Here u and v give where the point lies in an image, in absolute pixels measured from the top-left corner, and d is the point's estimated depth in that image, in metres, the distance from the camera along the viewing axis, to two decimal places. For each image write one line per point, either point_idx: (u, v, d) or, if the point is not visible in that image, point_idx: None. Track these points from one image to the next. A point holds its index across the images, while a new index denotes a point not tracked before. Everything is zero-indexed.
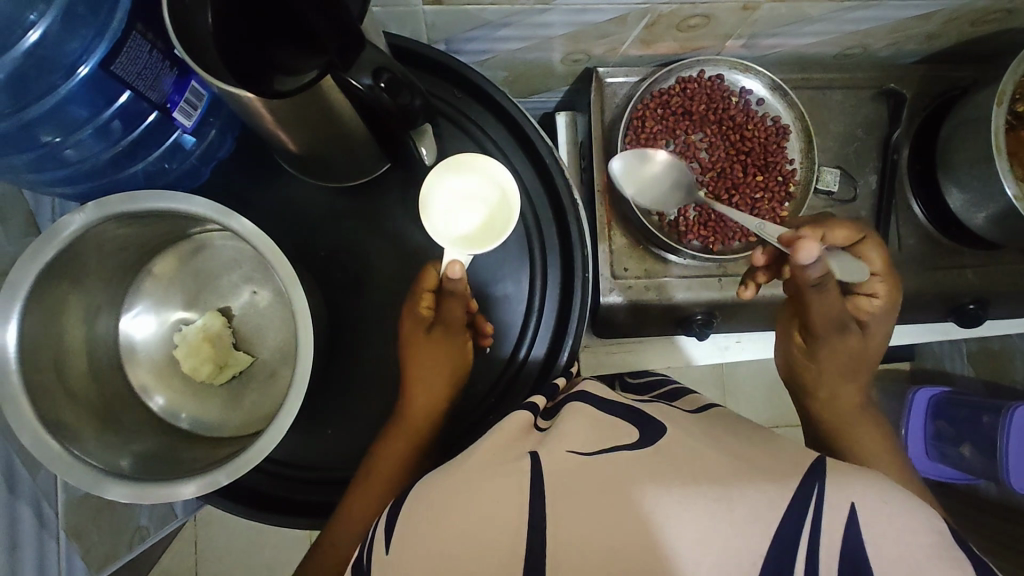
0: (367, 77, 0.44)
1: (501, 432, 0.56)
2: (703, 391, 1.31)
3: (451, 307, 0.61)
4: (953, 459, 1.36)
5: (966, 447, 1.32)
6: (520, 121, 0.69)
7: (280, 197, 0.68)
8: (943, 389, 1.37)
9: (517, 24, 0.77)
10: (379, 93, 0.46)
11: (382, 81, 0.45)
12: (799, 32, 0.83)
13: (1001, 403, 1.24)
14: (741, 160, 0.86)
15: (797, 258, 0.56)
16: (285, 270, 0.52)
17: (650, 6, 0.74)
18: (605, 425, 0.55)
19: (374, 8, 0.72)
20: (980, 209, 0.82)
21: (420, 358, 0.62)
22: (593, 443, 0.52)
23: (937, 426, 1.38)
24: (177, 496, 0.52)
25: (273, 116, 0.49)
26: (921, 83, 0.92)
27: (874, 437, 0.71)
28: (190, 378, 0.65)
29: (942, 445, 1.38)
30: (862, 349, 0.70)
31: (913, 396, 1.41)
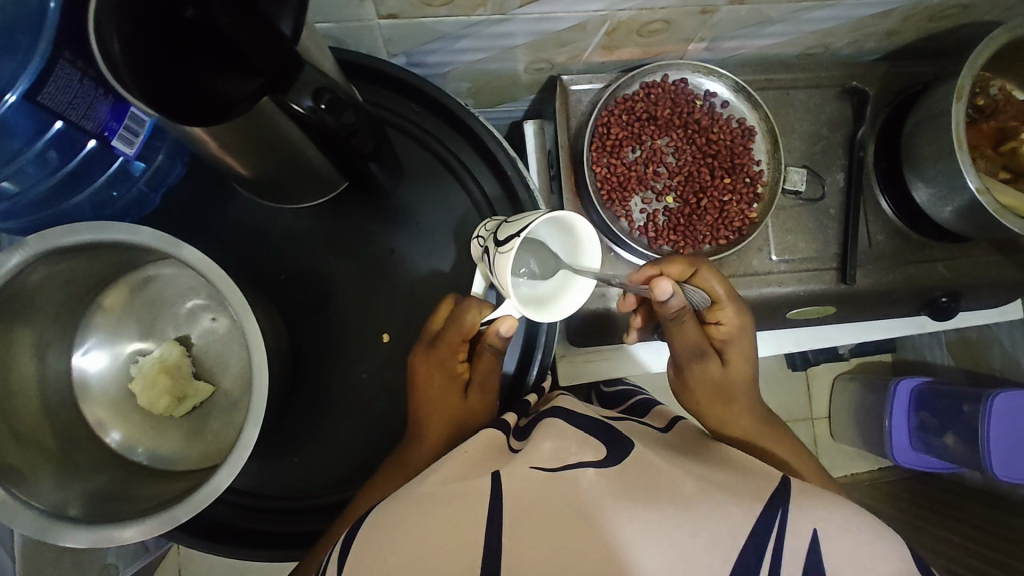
0: (307, 100, 0.44)
1: (469, 450, 0.55)
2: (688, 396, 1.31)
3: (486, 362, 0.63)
4: (936, 450, 1.35)
5: (950, 437, 1.31)
6: (478, 133, 0.67)
7: (238, 220, 0.66)
8: (923, 380, 1.38)
9: (477, 35, 0.77)
10: (322, 115, 0.45)
11: (323, 102, 0.45)
12: (759, 34, 0.84)
13: (982, 393, 1.25)
14: (708, 163, 0.85)
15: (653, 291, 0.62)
16: (237, 297, 0.50)
17: (609, 12, 0.74)
18: (575, 440, 0.55)
19: (332, 24, 0.71)
20: (947, 203, 0.82)
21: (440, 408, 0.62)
22: (561, 457, 0.52)
23: (921, 418, 1.36)
24: (126, 539, 0.51)
25: (216, 139, 0.48)
26: (885, 78, 0.92)
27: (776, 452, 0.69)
28: (147, 411, 0.63)
29: (925, 436, 1.36)
30: (725, 374, 0.72)
31: (894, 388, 1.39)
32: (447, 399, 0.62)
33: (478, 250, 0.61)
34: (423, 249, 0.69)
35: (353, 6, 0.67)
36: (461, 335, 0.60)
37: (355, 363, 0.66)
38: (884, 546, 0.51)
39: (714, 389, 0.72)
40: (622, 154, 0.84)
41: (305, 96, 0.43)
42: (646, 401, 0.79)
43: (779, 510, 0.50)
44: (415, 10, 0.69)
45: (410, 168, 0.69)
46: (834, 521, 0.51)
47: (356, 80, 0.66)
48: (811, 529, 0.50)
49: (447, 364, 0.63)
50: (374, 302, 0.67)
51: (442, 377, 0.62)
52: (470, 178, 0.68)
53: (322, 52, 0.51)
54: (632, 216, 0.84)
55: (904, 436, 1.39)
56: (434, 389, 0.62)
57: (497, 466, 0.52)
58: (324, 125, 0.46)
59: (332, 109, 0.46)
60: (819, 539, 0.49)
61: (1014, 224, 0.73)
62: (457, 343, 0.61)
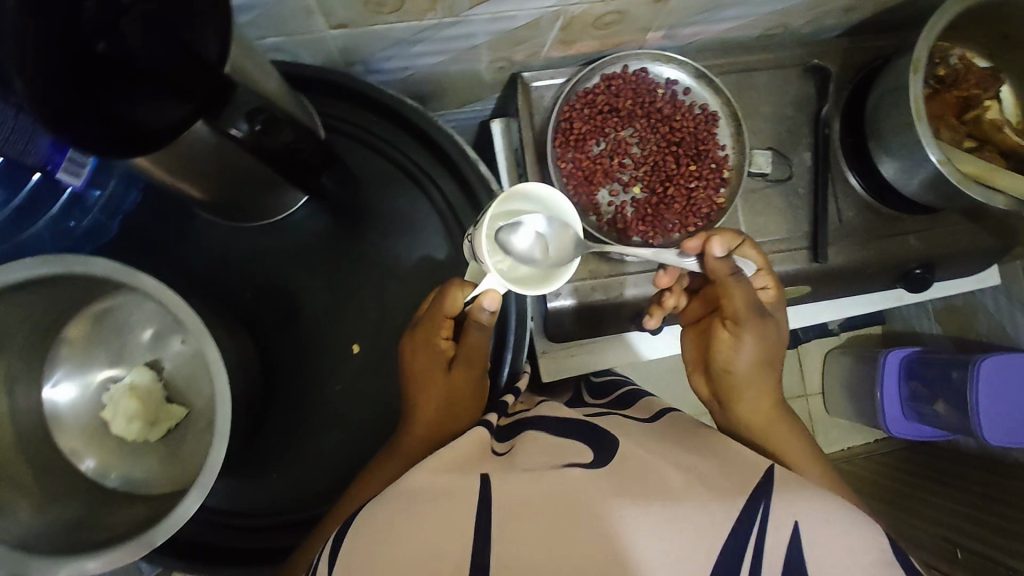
0: (240, 124, 0.48)
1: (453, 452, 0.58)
2: None
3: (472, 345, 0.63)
4: (928, 418, 1.34)
5: (939, 405, 1.31)
6: (434, 137, 0.66)
7: (199, 241, 0.66)
8: (914, 351, 1.38)
9: (431, 39, 0.77)
10: (259, 135, 0.49)
11: (257, 122, 0.49)
12: (715, 19, 0.84)
13: (968, 358, 1.24)
14: (673, 152, 0.85)
15: (710, 255, 0.67)
16: (195, 320, 0.50)
17: (562, 8, 0.74)
18: (553, 449, 0.59)
19: (283, 38, 0.71)
20: (913, 175, 0.82)
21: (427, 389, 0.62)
22: (548, 460, 0.55)
23: (911, 387, 1.36)
24: (86, 570, 0.51)
25: (160, 165, 0.48)
26: (847, 54, 0.92)
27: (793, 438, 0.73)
28: (120, 437, 0.64)
29: (918, 405, 1.36)
30: (770, 343, 0.75)
31: (884, 358, 1.39)
32: (434, 384, 0.63)
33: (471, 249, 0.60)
34: (389, 258, 0.69)
35: (301, 18, 0.67)
36: (443, 313, 0.61)
37: (328, 376, 0.67)
38: (863, 536, 0.51)
39: (757, 361, 0.74)
40: (586, 149, 0.84)
41: (240, 120, 0.47)
42: (625, 399, 0.80)
43: (760, 505, 0.51)
44: (365, 18, 0.69)
45: (370, 179, 0.69)
46: (808, 508, 0.52)
47: (307, 93, 0.66)
48: (789, 522, 0.50)
49: (433, 345, 0.63)
50: (343, 315, 0.68)
51: (430, 356, 0.63)
52: (430, 184, 0.68)
53: (282, 89, 0.54)
54: (600, 210, 0.84)
55: (896, 406, 1.40)
56: (421, 373, 0.64)
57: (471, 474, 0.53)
58: (261, 146, 0.50)
59: (265, 131, 0.50)
60: (799, 531, 0.50)
61: (978, 194, 0.73)
62: (441, 321, 0.62)
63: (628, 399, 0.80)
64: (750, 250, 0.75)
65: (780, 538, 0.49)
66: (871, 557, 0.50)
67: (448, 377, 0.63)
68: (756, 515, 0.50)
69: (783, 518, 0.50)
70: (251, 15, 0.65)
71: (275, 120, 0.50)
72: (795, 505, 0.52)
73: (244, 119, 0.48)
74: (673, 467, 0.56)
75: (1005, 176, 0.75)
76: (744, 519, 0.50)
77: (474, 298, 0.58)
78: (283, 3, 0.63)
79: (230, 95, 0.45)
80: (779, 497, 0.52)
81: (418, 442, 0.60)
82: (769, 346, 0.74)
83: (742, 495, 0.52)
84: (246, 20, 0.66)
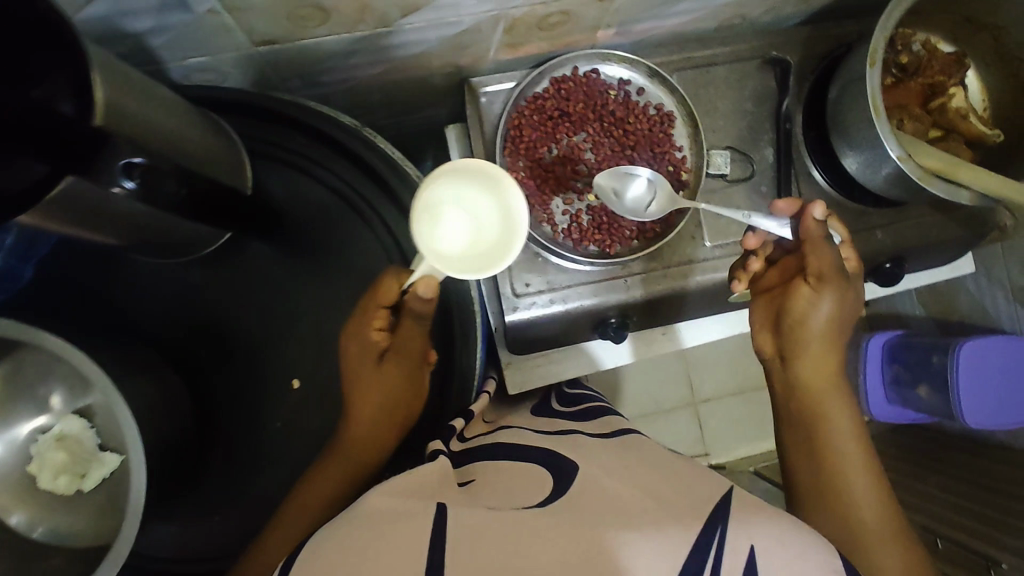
0: (122, 181, 0.46)
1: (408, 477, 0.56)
2: (668, 381, 1.36)
3: (409, 334, 0.59)
4: (912, 403, 1.31)
5: (922, 388, 1.27)
6: (369, 161, 0.63)
7: (128, 280, 0.65)
8: (896, 334, 1.37)
9: (367, 50, 0.73)
10: (140, 189, 0.48)
11: (135, 173, 0.47)
12: (668, 14, 0.80)
13: (950, 341, 1.22)
14: (628, 156, 0.82)
15: (808, 216, 0.70)
16: (99, 376, 0.48)
17: (502, 11, 0.70)
18: (513, 481, 0.59)
19: (203, 57, 0.67)
20: (876, 170, 0.79)
21: (362, 395, 0.59)
22: (511, 499, 0.54)
23: (894, 371, 1.34)
24: None
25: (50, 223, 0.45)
26: (808, 44, 0.89)
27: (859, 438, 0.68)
28: (50, 490, 0.62)
29: (902, 389, 1.33)
30: (847, 317, 0.71)
31: (866, 344, 1.40)
32: (367, 378, 0.59)
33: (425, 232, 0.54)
34: (329, 290, 0.67)
35: (220, 36, 0.63)
36: (376, 302, 0.57)
37: (269, 411, 0.65)
38: (817, 557, 0.49)
39: (833, 332, 0.71)
40: (537, 157, 0.81)
41: (120, 177, 0.46)
42: (585, 417, 0.78)
43: (717, 529, 0.48)
44: (291, 33, 0.65)
45: (304, 208, 0.66)
46: (764, 529, 0.49)
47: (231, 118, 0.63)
48: (744, 545, 0.48)
49: (365, 336, 0.59)
50: (287, 347, 0.66)
51: (359, 348, 0.59)
52: (368, 209, 0.64)
53: (192, 127, 0.51)
54: (555, 221, 0.82)
55: (881, 392, 1.38)
56: (353, 363, 0.60)
57: (411, 503, 0.50)
58: (150, 195, 0.50)
59: (149, 181, 0.48)
60: (755, 555, 0.47)
61: (940, 189, 0.70)
62: (374, 310, 0.58)
63: (588, 417, 0.78)
64: (836, 223, 0.76)
65: (734, 566, 0.47)
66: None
67: (379, 370, 0.59)
68: (706, 539, 0.47)
69: (739, 542, 0.48)
70: (165, 37, 0.61)
71: (161, 171, 0.49)
72: (752, 528, 0.49)
73: (123, 174, 0.46)
74: (622, 489, 0.53)
75: (965, 171, 0.73)
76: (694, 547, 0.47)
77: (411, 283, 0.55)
78: (197, 23, 0.60)
79: (104, 147, 0.44)
80: (736, 520, 0.49)
81: (354, 468, 0.57)
82: (843, 315, 0.70)
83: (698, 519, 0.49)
84: (160, 42, 0.62)
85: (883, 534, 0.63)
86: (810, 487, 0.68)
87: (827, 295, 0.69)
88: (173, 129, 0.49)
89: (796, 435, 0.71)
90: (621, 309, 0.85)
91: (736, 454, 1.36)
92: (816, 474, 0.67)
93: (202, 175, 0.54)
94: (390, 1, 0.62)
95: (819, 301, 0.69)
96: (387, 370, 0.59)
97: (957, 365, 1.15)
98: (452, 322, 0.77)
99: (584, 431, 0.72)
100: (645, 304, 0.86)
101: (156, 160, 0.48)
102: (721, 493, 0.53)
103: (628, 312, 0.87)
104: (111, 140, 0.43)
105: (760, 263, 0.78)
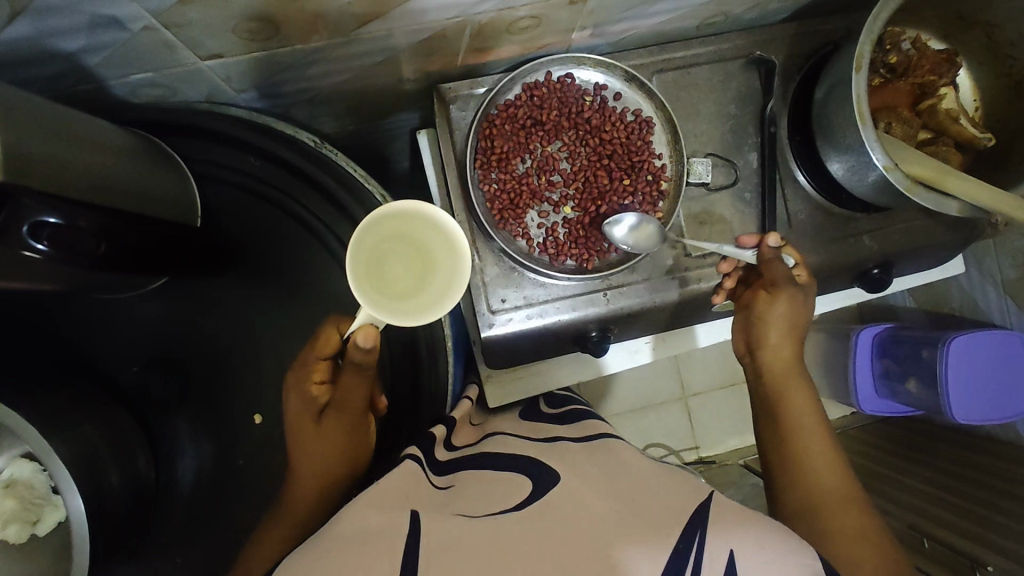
0: (34, 243, 0.41)
1: (382, 491, 0.55)
2: (660, 379, 1.29)
3: (348, 391, 0.57)
4: (903, 397, 1.22)
5: (911, 382, 1.19)
6: (329, 185, 0.64)
7: (87, 314, 0.64)
8: (888, 326, 1.25)
9: (326, 60, 0.69)
10: (56, 252, 0.43)
11: (46, 233, 0.42)
12: (646, 13, 0.76)
13: (939, 336, 1.12)
14: (605, 165, 0.79)
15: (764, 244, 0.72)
16: (19, 424, 0.51)
17: (466, 17, 0.66)
18: (500, 487, 0.57)
19: (150, 75, 0.63)
20: (861, 176, 0.76)
21: (311, 447, 0.58)
22: (484, 506, 0.53)
23: (885, 366, 1.24)
24: None
25: None
26: (793, 42, 0.85)
27: (826, 445, 0.65)
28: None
29: (892, 382, 1.24)
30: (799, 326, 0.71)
31: (856, 337, 1.26)
32: (308, 440, 0.58)
33: (367, 275, 0.55)
34: (286, 326, 0.67)
35: (164, 53, 0.59)
36: (315, 354, 0.58)
37: (233, 450, 0.66)
38: (797, 559, 0.46)
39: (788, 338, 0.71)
40: (510, 169, 0.78)
41: (30, 241, 0.41)
42: (565, 419, 0.77)
43: (695, 536, 0.46)
44: (240, 46, 0.61)
45: (280, 234, 0.67)
46: (744, 535, 0.47)
47: (185, 140, 0.62)
48: (722, 550, 0.45)
49: (305, 390, 0.59)
50: (257, 377, 0.67)
51: (301, 405, 0.59)
52: (332, 239, 0.66)
53: (118, 168, 0.48)
54: (529, 235, 0.79)
55: (870, 383, 1.27)
56: (295, 425, 0.59)
57: (376, 527, 0.49)
58: (68, 256, 0.45)
59: (65, 239, 0.44)
60: (734, 561, 0.45)
61: (926, 201, 0.68)
62: (314, 362, 0.58)
63: (569, 418, 0.77)
64: (791, 250, 0.75)
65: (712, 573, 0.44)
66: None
67: (319, 428, 0.58)
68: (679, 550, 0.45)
69: (717, 546, 0.46)
70: (102, 55, 0.57)
71: (78, 228, 0.44)
72: (733, 534, 0.47)
73: (33, 237, 0.41)
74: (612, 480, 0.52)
75: (954, 180, 0.70)
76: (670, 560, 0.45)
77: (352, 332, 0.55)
78: (134, 41, 0.56)
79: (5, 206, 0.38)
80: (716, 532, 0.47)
81: (313, 500, 0.57)
82: (802, 316, 0.72)
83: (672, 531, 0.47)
84: (97, 60, 0.58)
85: (846, 505, 0.60)
86: (775, 469, 0.66)
87: (783, 297, 0.70)
88: (93, 170, 0.45)
89: (762, 424, 0.70)
90: (601, 322, 0.82)
91: (727, 446, 1.30)
92: (778, 453, 0.66)
93: (129, 222, 0.49)
94: (343, 10, 0.58)
95: (774, 301, 0.71)
96: (326, 427, 0.58)
97: (947, 360, 1.08)
98: (419, 346, 0.75)
99: (564, 434, 0.70)
100: (627, 317, 0.83)
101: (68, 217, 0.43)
102: (696, 504, 0.50)
103: (607, 325, 0.84)
104: (16, 198, 0.38)
105: (733, 281, 0.79)
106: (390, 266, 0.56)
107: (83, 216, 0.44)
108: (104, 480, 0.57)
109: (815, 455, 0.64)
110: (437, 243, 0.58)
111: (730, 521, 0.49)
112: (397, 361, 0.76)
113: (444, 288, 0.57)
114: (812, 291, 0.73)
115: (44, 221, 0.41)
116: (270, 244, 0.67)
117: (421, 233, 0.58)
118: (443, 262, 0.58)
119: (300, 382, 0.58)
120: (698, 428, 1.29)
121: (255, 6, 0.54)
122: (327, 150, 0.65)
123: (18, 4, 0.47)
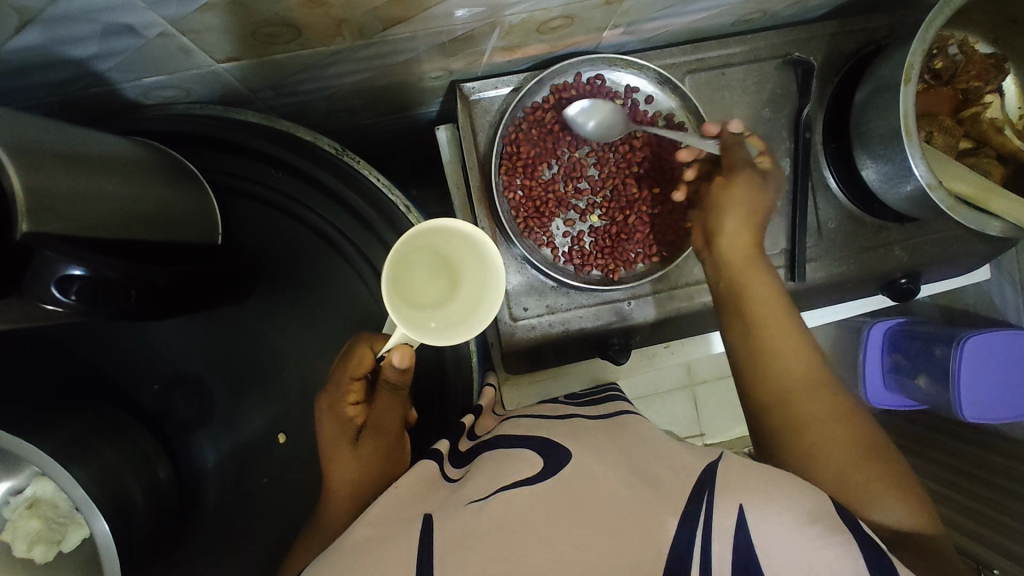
0: (59, 296, 0.38)
1: (405, 486, 0.54)
2: (665, 371, 1.16)
3: (387, 410, 0.59)
4: (911, 393, 1.15)
5: (922, 378, 1.13)
6: (353, 199, 0.63)
7: (102, 329, 0.63)
8: (898, 320, 1.17)
9: (346, 62, 0.65)
10: (84, 306, 0.40)
11: (74, 291, 0.38)
12: (682, 12, 0.72)
13: (956, 332, 1.07)
14: (633, 173, 0.78)
15: (726, 132, 0.70)
16: (24, 446, 0.48)
17: (497, 18, 0.62)
18: (509, 461, 0.54)
19: (164, 79, 0.60)
20: (895, 187, 0.72)
21: (349, 466, 0.58)
22: (492, 484, 0.51)
23: (894, 360, 1.15)
24: None
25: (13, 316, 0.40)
26: (833, 42, 0.81)
27: (792, 334, 0.61)
28: (16, 554, 0.56)
29: (900, 377, 1.16)
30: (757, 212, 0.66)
31: (867, 332, 1.17)
32: (343, 460, 0.58)
33: (399, 288, 0.54)
34: (307, 342, 0.67)
35: (179, 58, 0.56)
36: (349, 375, 0.59)
37: (256, 468, 0.66)
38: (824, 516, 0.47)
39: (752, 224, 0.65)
40: (537, 176, 0.76)
41: (56, 293, 0.38)
42: (599, 399, 0.76)
43: (703, 498, 0.46)
44: (259, 50, 0.57)
45: (306, 248, 0.66)
46: (775, 504, 0.46)
47: (222, 155, 0.62)
48: (733, 504, 0.45)
49: (340, 412, 0.61)
50: (281, 392, 0.67)
51: (339, 429, 0.60)
52: (356, 254, 0.65)
53: (142, 195, 0.46)
54: (554, 243, 0.78)
55: (878, 376, 1.19)
56: (329, 445, 0.60)
57: (404, 525, 0.49)
58: (94, 309, 0.41)
59: (93, 296, 0.40)
60: (744, 515, 0.45)
61: (970, 221, 0.64)
62: (348, 383, 0.59)
63: (601, 400, 0.76)
64: (756, 141, 0.71)
65: (745, 548, 0.44)
66: (841, 537, 0.45)
67: (355, 449, 0.59)
68: (712, 516, 0.45)
69: (733, 515, 0.45)
70: (114, 61, 0.54)
71: (107, 280, 0.41)
72: (750, 493, 0.47)
73: (60, 291, 0.38)
74: (654, 470, 0.51)
75: (997, 199, 0.68)
76: (712, 549, 0.43)
77: (387, 350, 0.55)
78: (148, 47, 0.52)
79: (30, 256, 0.36)
80: (756, 507, 0.45)
81: (344, 512, 0.57)
82: (764, 200, 0.67)
83: (683, 496, 0.47)
84: (109, 65, 0.54)
85: (812, 394, 0.58)
86: (743, 362, 0.62)
87: (739, 183, 0.66)
88: (110, 204, 0.42)
89: (726, 319, 0.65)
90: (625, 331, 0.80)
91: (732, 435, 1.18)
92: (749, 350, 0.61)
93: (151, 249, 0.47)
94: (369, 14, 0.54)
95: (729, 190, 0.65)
96: (361, 448, 0.58)
97: (959, 358, 1.02)
98: (444, 360, 0.73)
99: (586, 414, 0.68)
100: (652, 325, 0.81)
101: (93, 268, 0.39)
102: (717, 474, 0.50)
103: (630, 333, 0.81)
104: (38, 249, 0.36)
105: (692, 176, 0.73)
106: (416, 281, 0.56)
107: (109, 267, 0.41)
108: (130, 499, 0.56)
109: (783, 349, 0.60)
110: (472, 264, 0.57)
111: (749, 480, 0.48)
112: (420, 374, 0.75)
113: (473, 310, 0.56)
114: (773, 180, 0.69)
115: (70, 274, 0.38)
116: (300, 255, 0.66)
117: (450, 240, 0.56)
118: (473, 283, 0.57)
119: (336, 404, 0.60)
120: (705, 417, 1.17)
121: (278, 12, 0.50)
122: (355, 158, 0.64)
123: (27, 13, 0.43)
